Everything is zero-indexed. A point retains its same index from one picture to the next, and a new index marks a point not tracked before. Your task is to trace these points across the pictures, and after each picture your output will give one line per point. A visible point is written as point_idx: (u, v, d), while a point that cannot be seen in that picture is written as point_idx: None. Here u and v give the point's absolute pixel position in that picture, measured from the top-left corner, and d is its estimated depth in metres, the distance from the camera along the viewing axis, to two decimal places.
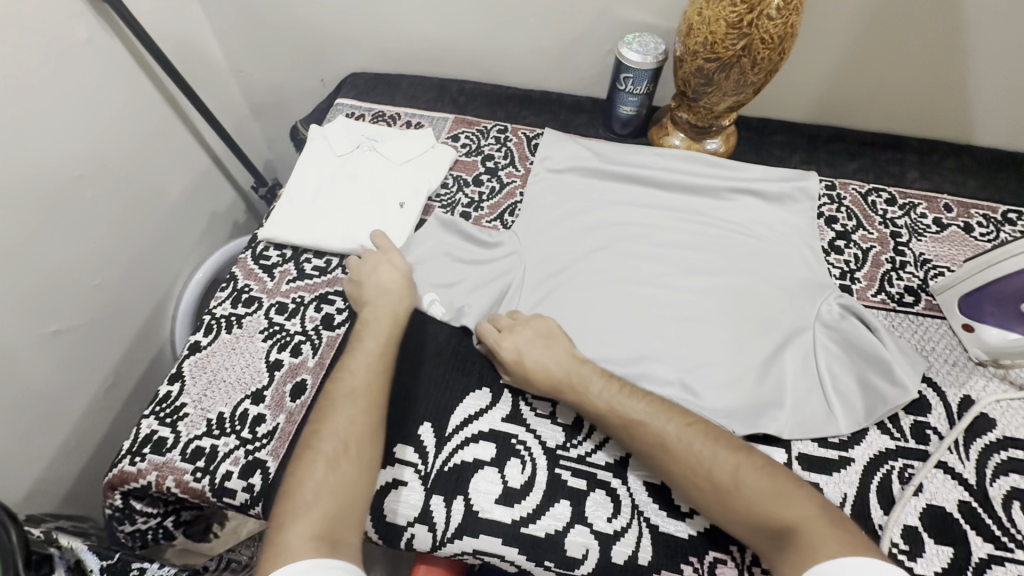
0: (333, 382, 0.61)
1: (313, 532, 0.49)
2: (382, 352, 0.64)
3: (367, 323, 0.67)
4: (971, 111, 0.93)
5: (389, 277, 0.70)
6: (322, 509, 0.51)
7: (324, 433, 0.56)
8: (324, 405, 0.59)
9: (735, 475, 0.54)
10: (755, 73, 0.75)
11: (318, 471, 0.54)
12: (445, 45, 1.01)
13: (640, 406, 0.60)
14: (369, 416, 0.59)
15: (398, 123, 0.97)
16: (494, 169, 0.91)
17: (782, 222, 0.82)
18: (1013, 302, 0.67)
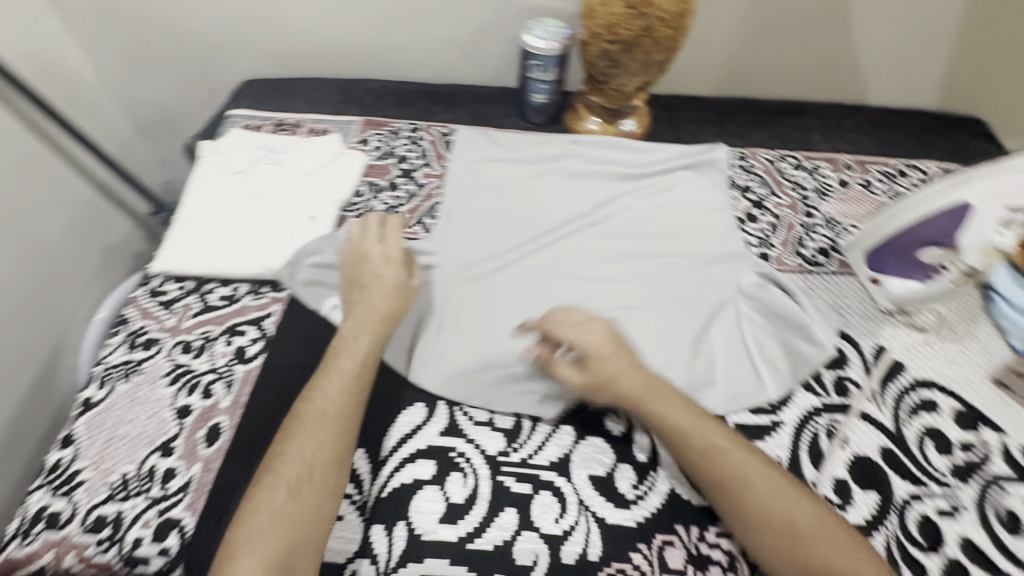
0: (304, 403, 0.56)
1: (267, 562, 0.47)
2: (360, 375, 0.59)
3: (355, 337, 0.61)
4: (859, 70, 0.98)
5: (380, 288, 0.64)
6: (277, 537, 0.49)
7: (289, 457, 0.52)
8: (293, 426, 0.54)
9: (770, 496, 0.54)
10: (658, 52, 0.75)
11: (275, 498, 0.50)
12: (345, 44, 0.96)
13: (684, 414, 0.58)
14: (340, 438, 0.55)
15: (302, 130, 0.90)
16: (410, 170, 0.87)
17: (697, 198, 0.84)
18: (911, 251, 0.69)
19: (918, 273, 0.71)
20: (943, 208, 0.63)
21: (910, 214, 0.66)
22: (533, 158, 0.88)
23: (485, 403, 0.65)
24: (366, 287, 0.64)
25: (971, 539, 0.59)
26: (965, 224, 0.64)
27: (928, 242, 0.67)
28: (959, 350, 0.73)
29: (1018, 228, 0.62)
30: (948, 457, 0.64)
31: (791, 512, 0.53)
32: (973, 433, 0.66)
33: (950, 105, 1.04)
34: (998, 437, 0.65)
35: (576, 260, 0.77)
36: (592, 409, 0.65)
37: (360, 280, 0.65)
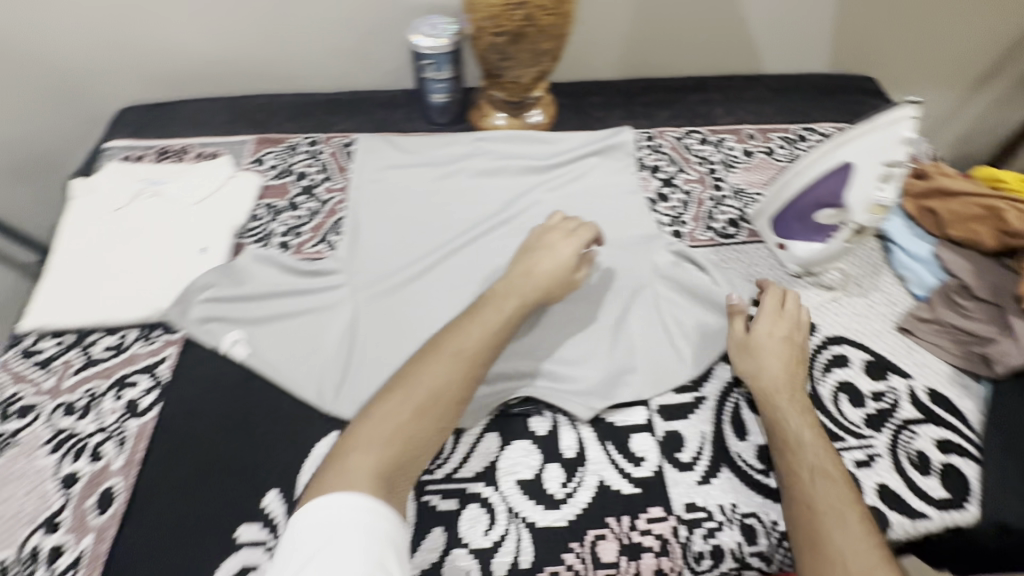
0: (446, 338, 0.59)
1: (377, 471, 0.50)
2: (502, 327, 0.61)
3: (501, 298, 0.63)
4: (752, 41, 1.00)
5: (556, 269, 0.66)
6: (393, 449, 0.51)
7: (419, 379, 0.55)
8: (427, 352, 0.58)
9: (831, 518, 0.52)
10: (545, 41, 0.74)
11: (399, 413, 0.53)
12: (229, 61, 0.91)
13: (794, 411, 0.60)
14: (472, 373, 0.57)
15: (188, 156, 0.85)
16: (310, 187, 0.83)
17: (607, 183, 0.84)
18: (810, 215, 0.70)
19: (819, 236, 0.72)
20: (828, 168, 0.65)
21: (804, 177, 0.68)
22: (439, 160, 0.85)
23: None
24: (537, 264, 0.66)
25: (887, 485, 0.61)
26: (849, 182, 0.65)
27: (822, 204, 0.68)
28: (865, 305, 0.75)
29: (895, 181, 0.64)
30: (862, 409, 0.66)
31: (836, 507, 0.53)
32: (883, 381, 0.68)
33: (842, 68, 1.06)
34: (904, 382, 0.68)
35: (493, 259, 0.76)
36: (516, 412, 0.64)
37: (529, 261, 0.66)
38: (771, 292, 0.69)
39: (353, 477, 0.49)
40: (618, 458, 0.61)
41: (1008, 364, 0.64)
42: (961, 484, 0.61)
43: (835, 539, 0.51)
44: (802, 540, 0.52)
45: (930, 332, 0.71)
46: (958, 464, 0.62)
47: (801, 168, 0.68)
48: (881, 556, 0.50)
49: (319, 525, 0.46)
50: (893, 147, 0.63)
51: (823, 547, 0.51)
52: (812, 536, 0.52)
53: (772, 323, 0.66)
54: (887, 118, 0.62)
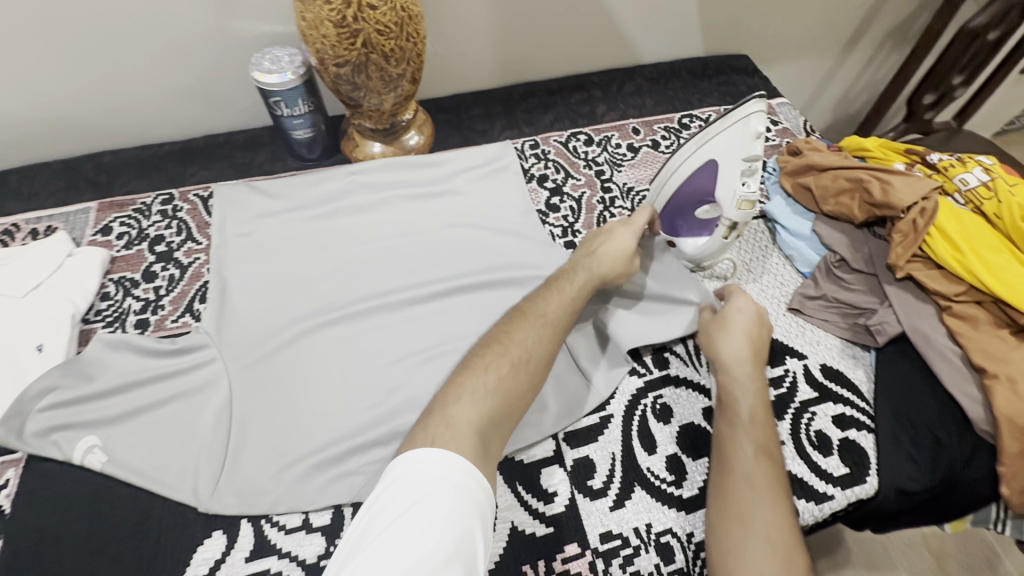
0: (531, 304, 0.62)
1: (478, 424, 0.49)
2: (578, 299, 0.64)
3: (572, 273, 0.66)
4: (625, 34, 0.99)
5: (624, 256, 0.67)
6: (491, 404, 0.51)
7: (514, 338, 0.57)
8: (521, 315, 0.60)
9: (756, 496, 0.53)
10: (395, 65, 0.69)
11: (498, 368, 0.54)
12: (47, 119, 0.79)
13: (748, 388, 0.60)
14: (556, 336, 0.60)
15: (19, 236, 0.75)
16: (169, 252, 0.75)
17: (494, 202, 0.80)
18: (691, 211, 0.71)
19: (705, 231, 0.73)
20: (695, 167, 0.66)
21: (678, 176, 0.68)
22: (310, 201, 0.78)
23: (297, 505, 0.57)
24: (599, 244, 0.68)
25: (793, 472, 0.61)
26: (718, 177, 0.65)
27: (699, 199, 0.69)
28: (758, 291, 0.76)
29: (759, 175, 0.64)
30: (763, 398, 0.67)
31: (756, 496, 0.53)
32: (780, 366, 0.69)
33: (715, 48, 1.08)
34: (800, 363, 0.69)
35: (381, 301, 0.70)
36: None
37: (590, 244, 0.69)
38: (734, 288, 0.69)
39: (460, 432, 0.48)
40: (529, 498, 0.59)
41: (887, 334, 0.67)
42: (859, 458, 0.62)
43: (758, 515, 0.52)
44: (727, 511, 0.53)
45: (818, 308, 0.73)
46: (854, 437, 0.64)
47: (674, 168, 0.69)
48: (796, 536, 0.51)
49: (408, 481, 0.44)
50: (752, 143, 0.62)
51: (746, 520, 0.52)
52: (737, 508, 0.52)
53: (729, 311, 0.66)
54: (740, 114, 0.62)
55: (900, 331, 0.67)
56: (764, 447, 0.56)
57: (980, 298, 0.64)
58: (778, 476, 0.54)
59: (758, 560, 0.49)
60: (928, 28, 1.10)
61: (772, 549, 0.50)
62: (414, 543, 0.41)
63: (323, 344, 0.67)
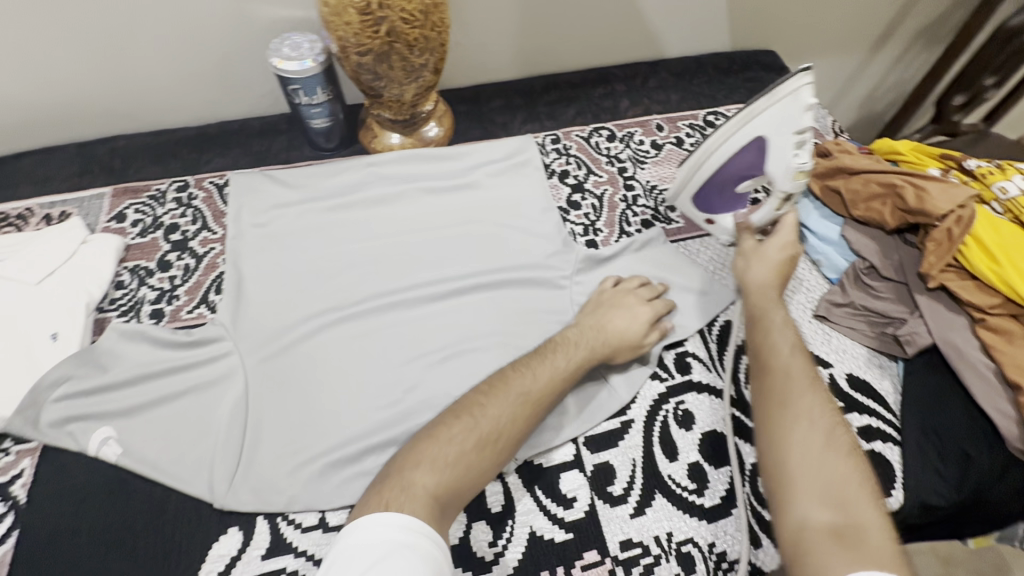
0: (516, 373, 0.58)
1: (434, 492, 0.48)
2: (567, 375, 0.59)
3: (568, 341, 0.62)
4: (650, 27, 0.96)
5: (622, 328, 0.64)
6: (448, 473, 0.49)
7: (485, 411, 0.54)
8: (498, 386, 0.56)
9: (797, 385, 0.54)
10: (419, 56, 0.67)
11: (461, 441, 0.51)
12: (60, 101, 0.77)
13: (774, 305, 0.63)
14: (530, 417, 0.55)
15: (32, 220, 0.74)
16: (184, 240, 0.73)
17: (515, 197, 0.79)
18: (733, 186, 0.71)
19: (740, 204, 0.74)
20: (741, 145, 0.66)
21: (718, 157, 0.68)
22: (327, 193, 0.77)
23: (312, 504, 0.56)
24: (609, 314, 0.65)
25: None
26: (769, 153, 0.65)
27: (743, 173, 0.69)
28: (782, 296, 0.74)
29: (808, 145, 0.64)
30: None
31: (797, 385, 0.54)
32: None
33: (743, 42, 1.05)
34: (826, 372, 0.68)
35: (399, 298, 0.69)
36: None
37: (598, 306, 0.66)
38: (785, 219, 0.69)
39: (416, 495, 0.46)
40: (548, 503, 0.58)
41: (917, 345, 0.65)
42: (885, 470, 0.61)
43: (801, 401, 0.52)
44: (767, 404, 0.53)
45: (845, 315, 0.71)
46: (880, 449, 0.63)
47: (711, 148, 0.68)
48: (838, 419, 0.51)
49: (357, 547, 0.42)
50: (801, 117, 0.62)
51: (786, 407, 0.52)
52: (779, 397, 0.53)
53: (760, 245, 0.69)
54: (788, 89, 0.61)
55: (931, 342, 0.65)
56: (797, 346, 0.58)
57: (1016, 312, 0.63)
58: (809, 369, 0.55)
59: (803, 437, 0.49)
60: (964, 27, 1.06)
61: (817, 429, 0.50)
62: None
63: (340, 340, 0.66)
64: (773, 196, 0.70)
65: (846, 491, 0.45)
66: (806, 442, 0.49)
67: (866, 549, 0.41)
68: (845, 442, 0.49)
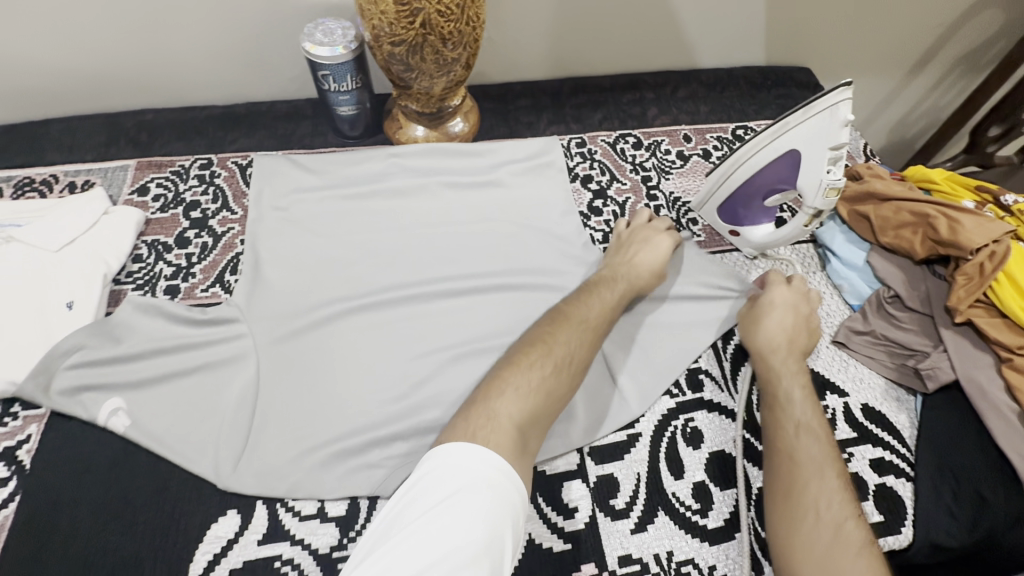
0: (572, 307, 0.61)
1: (519, 418, 0.50)
2: (615, 306, 0.64)
3: (611, 279, 0.66)
4: (685, 36, 0.95)
5: (655, 264, 0.69)
6: (531, 400, 0.52)
7: (557, 340, 0.57)
8: (563, 319, 0.60)
9: (810, 471, 0.54)
10: (451, 49, 0.66)
11: (541, 367, 0.54)
12: (94, 71, 0.78)
13: (788, 372, 0.62)
14: (594, 341, 0.60)
15: (56, 187, 0.74)
16: (203, 218, 0.74)
17: (536, 198, 0.78)
18: (760, 199, 0.72)
19: (766, 216, 0.74)
20: (774, 157, 0.66)
21: (749, 167, 0.68)
22: (347, 182, 0.76)
23: (312, 491, 0.56)
24: (637, 254, 0.70)
25: None
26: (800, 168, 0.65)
27: (772, 186, 0.70)
28: None
29: (843, 161, 0.63)
30: None
31: (810, 471, 0.54)
32: (819, 401, 0.66)
33: (778, 58, 1.03)
34: (841, 401, 0.66)
35: (412, 292, 0.68)
36: None
37: (626, 252, 0.70)
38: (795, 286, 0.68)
39: (501, 424, 0.48)
40: (549, 511, 0.57)
41: (938, 380, 0.64)
42: (895, 506, 0.60)
43: (813, 492, 0.53)
44: (780, 493, 0.54)
45: (864, 343, 0.70)
46: (892, 484, 0.61)
47: (742, 158, 0.69)
48: (853, 510, 0.52)
49: (439, 473, 0.44)
50: (837, 130, 0.61)
51: (800, 500, 0.53)
52: (787, 485, 0.54)
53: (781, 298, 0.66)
54: (827, 102, 0.60)
55: (954, 379, 0.63)
56: (814, 424, 0.57)
57: None
58: (826, 454, 0.55)
59: (815, 537, 0.50)
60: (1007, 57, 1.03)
61: (827, 525, 0.51)
62: (413, 545, 0.40)
63: (352, 329, 0.65)
64: (803, 211, 0.68)
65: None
66: (817, 543, 0.50)
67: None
68: (858, 539, 0.50)
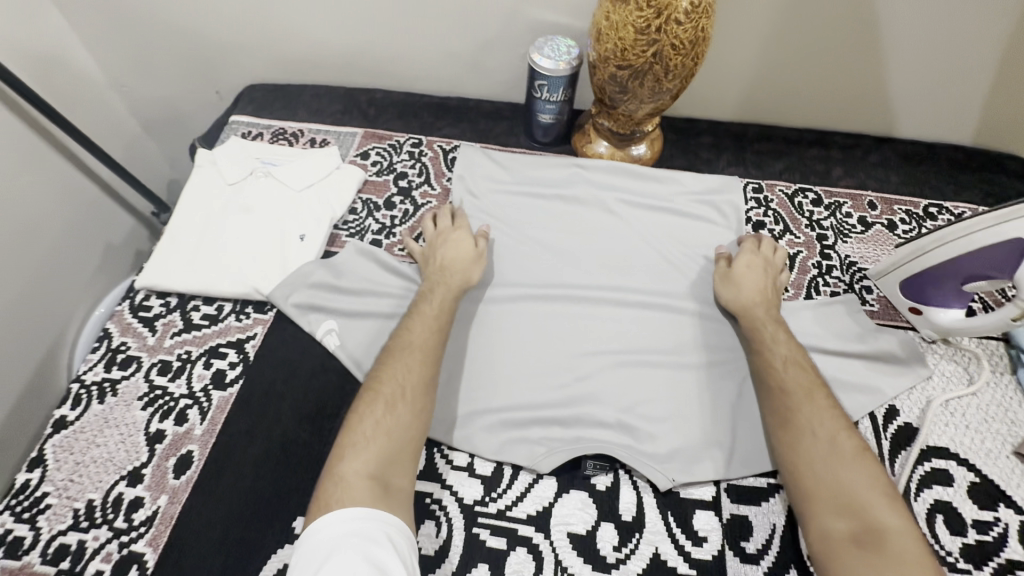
0: (397, 335, 0.63)
1: (367, 469, 0.52)
2: (439, 322, 0.64)
3: (431, 290, 0.68)
4: (888, 103, 0.92)
5: (451, 257, 0.70)
6: (374, 449, 0.53)
7: (383, 379, 0.58)
8: (390, 354, 0.61)
9: (801, 398, 0.59)
10: (670, 80, 0.71)
11: (373, 415, 0.55)
12: (348, 52, 0.93)
13: (767, 321, 0.67)
14: (428, 361, 0.61)
15: (301, 140, 0.89)
16: (408, 188, 0.84)
17: (708, 233, 0.80)
18: (958, 282, 0.68)
19: (959, 301, 0.70)
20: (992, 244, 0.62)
21: (957, 248, 0.64)
22: (533, 182, 0.83)
23: (466, 446, 0.62)
24: (441, 255, 0.71)
25: None
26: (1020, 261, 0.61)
27: (977, 273, 0.65)
28: (982, 419, 0.67)
29: None
30: (959, 537, 0.59)
31: (802, 401, 0.59)
32: (990, 511, 0.61)
33: (989, 141, 0.95)
34: (1017, 518, 0.60)
35: (577, 292, 0.73)
36: (586, 472, 0.61)
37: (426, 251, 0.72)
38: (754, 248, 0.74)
39: (349, 484, 0.50)
40: (678, 533, 0.58)
41: None
42: None
43: (807, 416, 0.58)
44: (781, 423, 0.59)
45: None
46: None
47: (947, 237, 0.65)
48: (845, 424, 0.57)
49: (323, 540, 0.46)
50: None
51: (795, 423, 0.58)
52: (783, 415, 0.59)
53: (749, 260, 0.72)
54: None
55: None
56: (799, 359, 0.63)
57: None
58: (812, 381, 0.61)
59: (813, 449, 0.56)
60: None
61: (823, 441, 0.56)
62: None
63: (518, 310, 0.72)
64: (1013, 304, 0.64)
65: (861, 497, 0.52)
66: (815, 452, 0.56)
67: (892, 554, 0.48)
68: (853, 444, 0.56)
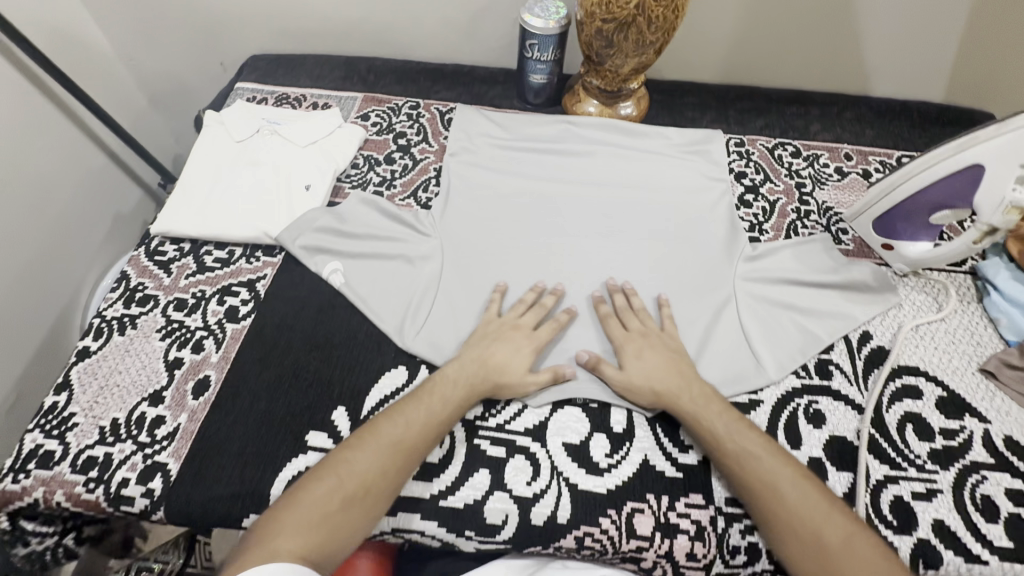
0: (387, 419, 0.57)
1: (300, 549, 0.47)
2: (439, 423, 0.58)
3: (449, 383, 0.60)
4: (862, 62, 0.97)
5: (507, 364, 0.62)
6: (313, 528, 0.49)
7: (350, 461, 0.53)
8: (367, 436, 0.55)
9: (784, 487, 0.54)
10: (652, 32, 0.75)
11: (328, 493, 0.51)
12: (349, 21, 0.97)
13: (686, 405, 0.60)
14: (403, 465, 0.54)
15: (304, 104, 0.93)
16: (407, 146, 0.88)
17: (692, 180, 0.84)
18: (925, 215, 0.72)
19: (927, 234, 0.75)
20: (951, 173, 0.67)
21: (922, 180, 0.69)
22: (525, 138, 0.88)
23: None
24: (494, 350, 0.63)
25: (945, 522, 0.59)
26: (981, 187, 0.65)
27: (941, 204, 0.70)
28: (949, 340, 0.72)
29: None
30: (928, 443, 0.64)
31: (784, 492, 0.53)
32: (956, 420, 0.65)
33: (960, 98, 1.00)
34: (980, 426, 0.65)
35: (569, 235, 0.77)
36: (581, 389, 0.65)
37: (481, 344, 0.64)
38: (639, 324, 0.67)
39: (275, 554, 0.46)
40: (666, 442, 0.62)
41: None
42: None
43: (795, 505, 0.53)
44: (766, 520, 0.53)
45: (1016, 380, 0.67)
46: None
47: (912, 172, 0.70)
48: (830, 508, 0.53)
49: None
50: None
51: (786, 519, 0.52)
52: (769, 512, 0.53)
53: (625, 341, 0.65)
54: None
55: None
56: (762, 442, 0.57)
57: None
58: (785, 466, 0.55)
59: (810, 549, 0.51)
60: None
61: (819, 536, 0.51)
62: None
63: (510, 249, 0.76)
64: (975, 228, 0.68)
65: None
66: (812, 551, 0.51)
67: None
68: (845, 529, 0.51)
